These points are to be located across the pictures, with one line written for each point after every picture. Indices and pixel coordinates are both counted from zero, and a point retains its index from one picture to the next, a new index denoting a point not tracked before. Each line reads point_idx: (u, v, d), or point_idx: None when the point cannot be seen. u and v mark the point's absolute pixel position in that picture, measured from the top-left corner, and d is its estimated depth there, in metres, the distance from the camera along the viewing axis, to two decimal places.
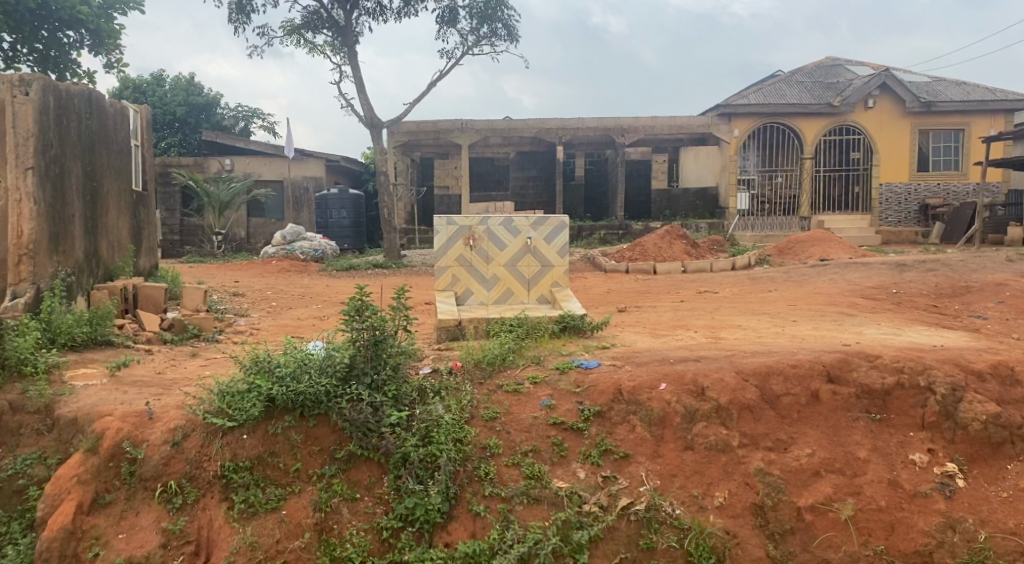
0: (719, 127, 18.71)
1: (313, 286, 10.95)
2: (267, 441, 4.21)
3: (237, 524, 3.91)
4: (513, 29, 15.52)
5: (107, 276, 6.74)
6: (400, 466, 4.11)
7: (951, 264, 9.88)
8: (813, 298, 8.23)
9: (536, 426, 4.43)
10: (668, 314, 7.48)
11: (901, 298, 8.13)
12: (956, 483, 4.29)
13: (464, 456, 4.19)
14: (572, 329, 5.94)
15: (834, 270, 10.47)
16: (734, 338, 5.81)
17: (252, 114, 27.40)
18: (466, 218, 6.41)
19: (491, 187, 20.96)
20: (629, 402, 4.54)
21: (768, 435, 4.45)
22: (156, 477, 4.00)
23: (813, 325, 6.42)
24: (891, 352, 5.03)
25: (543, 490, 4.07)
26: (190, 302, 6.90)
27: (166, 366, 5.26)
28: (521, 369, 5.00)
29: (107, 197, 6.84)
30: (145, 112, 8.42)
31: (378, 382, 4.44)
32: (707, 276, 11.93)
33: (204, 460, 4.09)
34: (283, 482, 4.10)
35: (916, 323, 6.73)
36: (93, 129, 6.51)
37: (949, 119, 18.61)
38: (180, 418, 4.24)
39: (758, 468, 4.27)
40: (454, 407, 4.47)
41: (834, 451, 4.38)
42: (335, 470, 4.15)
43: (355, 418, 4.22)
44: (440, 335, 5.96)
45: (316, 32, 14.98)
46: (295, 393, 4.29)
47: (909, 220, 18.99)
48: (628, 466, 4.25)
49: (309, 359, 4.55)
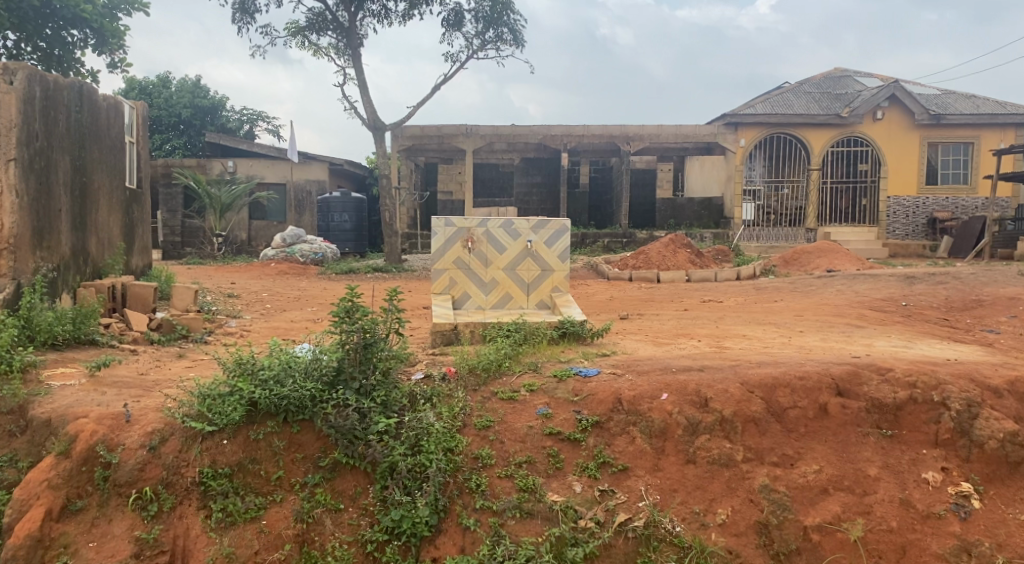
0: (726, 137, 18.43)
1: (310, 290, 10.78)
2: (247, 447, 4.01)
3: (214, 534, 3.73)
4: (519, 34, 15.41)
5: (96, 274, 6.58)
6: (387, 475, 3.92)
7: (962, 277, 9.68)
8: (820, 308, 8.04)
9: (531, 436, 4.25)
10: (672, 322, 7.29)
11: (911, 311, 7.92)
12: (971, 504, 4.06)
13: (455, 467, 4.00)
14: (573, 335, 5.74)
15: (841, 281, 10.27)
16: (740, 348, 5.60)
17: (258, 117, 27.40)
18: (463, 220, 6.24)
19: (495, 193, 20.85)
20: (629, 412, 4.35)
21: (775, 449, 4.26)
22: (130, 484, 3.82)
23: (821, 336, 6.21)
24: (904, 365, 4.81)
25: (537, 504, 3.88)
26: (180, 303, 6.73)
27: (150, 367, 5.06)
28: (517, 376, 4.80)
29: (98, 193, 6.69)
30: (143, 108, 8.27)
31: (367, 387, 4.25)
32: (711, 286, 11.72)
33: (183, 465, 3.90)
34: (264, 491, 3.91)
35: (927, 336, 6.53)
36: (84, 122, 6.37)
37: (959, 133, 18.41)
38: (159, 421, 4.05)
39: (764, 484, 4.08)
40: (446, 415, 4.28)
41: (843, 468, 4.18)
42: (319, 478, 3.96)
43: (342, 425, 4.03)
44: (435, 339, 5.76)
45: (321, 33, 14.92)
46: (279, 398, 4.09)
47: (917, 233, 18.75)
48: (626, 480, 4.07)
49: (295, 361, 4.34)
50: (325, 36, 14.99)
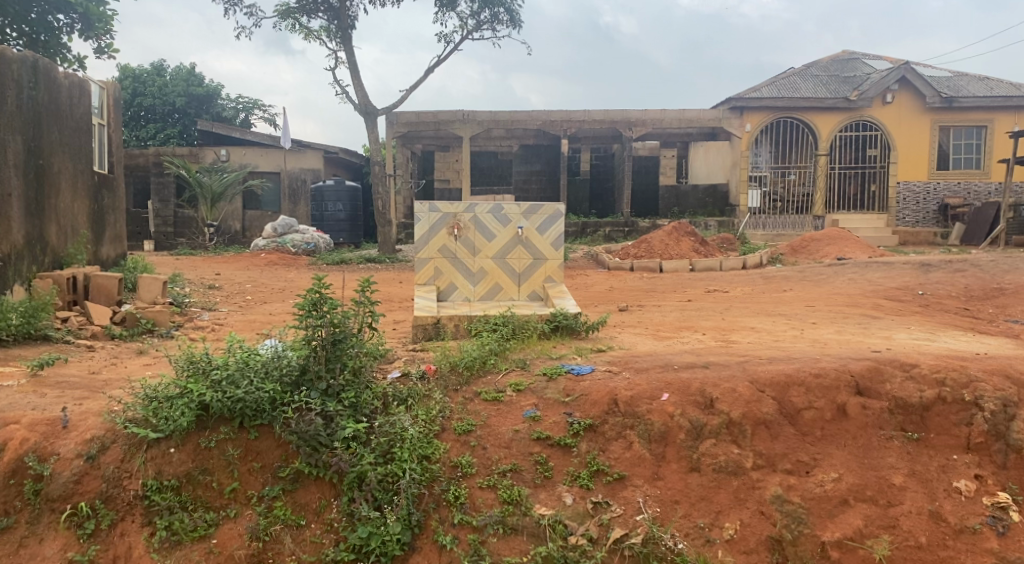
0: (730, 121, 17.94)
1: (297, 281, 10.35)
2: (197, 456, 3.59)
3: (157, 555, 3.32)
4: (515, 14, 14.91)
5: (56, 264, 6.14)
6: (355, 487, 3.50)
7: (982, 265, 9.19)
8: (832, 298, 7.55)
9: (517, 441, 3.82)
10: (674, 314, 6.85)
11: (929, 300, 7.45)
12: (1010, 517, 3.61)
13: (430, 477, 3.58)
14: (566, 329, 5.29)
15: (853, 269, 9.78)
16: (748, 342, 5.13)
17: (254, 105, 26.94)
18: (450, 204, 5.78)
19: (494, 181, 20.33)
20: (626, 414, 3.92)
21: (788, 456, 3.83)
22: (65, 498, 3.42)
23: (835, 328, 5.73)
24: (930, 361, 4.36)
25: (522, 518, 3.45)
26: (147, 294, 6.31)
27: (103, 365, 4.64)
28: (503, 374, 4.37)
29: (59, 177, 6.28)
30: (114, 88, 7.80)
31: (335, 388, 3.82)
32: (717, 275, 11.25)
33: (125, 477, 3.48)
34: (216, 505, 3.50)
35: (949, 327, 6.05)
36: (39, 100, 5.97)
37: (971, 116, 17.87)
38: (100, 427, 3.64)
39: (776, 495, 3.65)
40: (422, 419, 3.84)
41: (865, 476, 3.75)
42: (277, 490, 3.53)
43: (304, 431, 3.59)
44: (417, 333, 5.31)
45: (311, 16, 14.43)
46: (233, 401, 3.65)
47: (928, 220, 18.24)
48: (623, 490, 3.64)
49: (254, 359, 3.90)
50: (316, 18, 14.50)
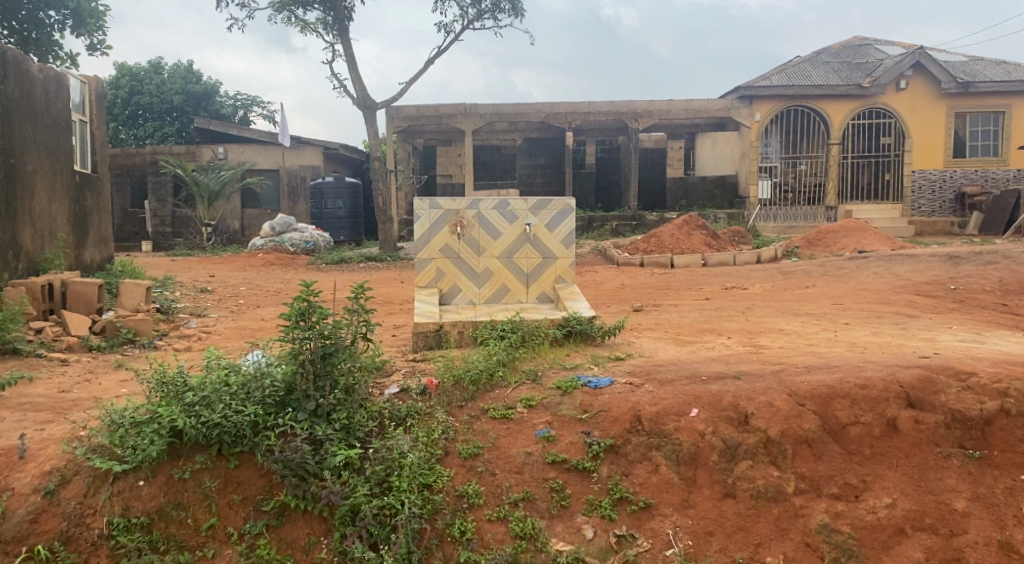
0: (740, 110, 17.40)
1: (294, 282, 9.96)
2: (170, 489, 3.18)
3: None
4: (517, 3, 14.44)
5: (31, 270, 5.73)
6: (348, 521, 3.09)
7: (1014, 256, 8.73)
8: (859, 295, 7.10)
9: (529, 465, 3.40)
10: (693, 315, 6.41)
11: (963, 295, 7.02)
12: None
13: (432, 510, 3.15)
14: (579, 335, 4.86)
15: (877, 263, 9.32)
16: (780, 347, 4.68)
17: (252, 102, 26.58)
18: (451, 201, 5.37)
19: (497, 175, 19.92)
20: (651, 433, 3.51)
21: (834, 478, 3.41)
22: (18, 540, 3.01)
23: (872, 329, 5.28)
24: (989, 368, 3.94)
25: (537, 556, 3.03)
26: (129, 301, 5.90)
27: (74, 383, 4.22)
28: (512, 388, 3.95)
29: (34, 177, 5.87)
30: (97, 83, 7.40)
31: (324, 408, 3.41)
32: (731, 270, 10.81)
33: (89, 514, 3.09)
34: (192, 544, 3.11)
35: (993, 326, 5.62)
36: (10, 94, 5.58)
37: (989, 102, 17.37)
38: (60, 458, 3.24)
39: (823, 524, 3.23)
40: (423, 441, 3.44)
41: (923, 502, 3.32)
42: (260, 526, 3.13)
43: (289, 459, 3.18)
44: (417, 342, 4.90)
45: (307, 8, 13.97)
46: (208, 426, 3.25)
47: (944, 210, 17.71)
48: (649, 521, 3.22)
49: (234, 378, 3.49)
50: (312, 10, 14.04)
